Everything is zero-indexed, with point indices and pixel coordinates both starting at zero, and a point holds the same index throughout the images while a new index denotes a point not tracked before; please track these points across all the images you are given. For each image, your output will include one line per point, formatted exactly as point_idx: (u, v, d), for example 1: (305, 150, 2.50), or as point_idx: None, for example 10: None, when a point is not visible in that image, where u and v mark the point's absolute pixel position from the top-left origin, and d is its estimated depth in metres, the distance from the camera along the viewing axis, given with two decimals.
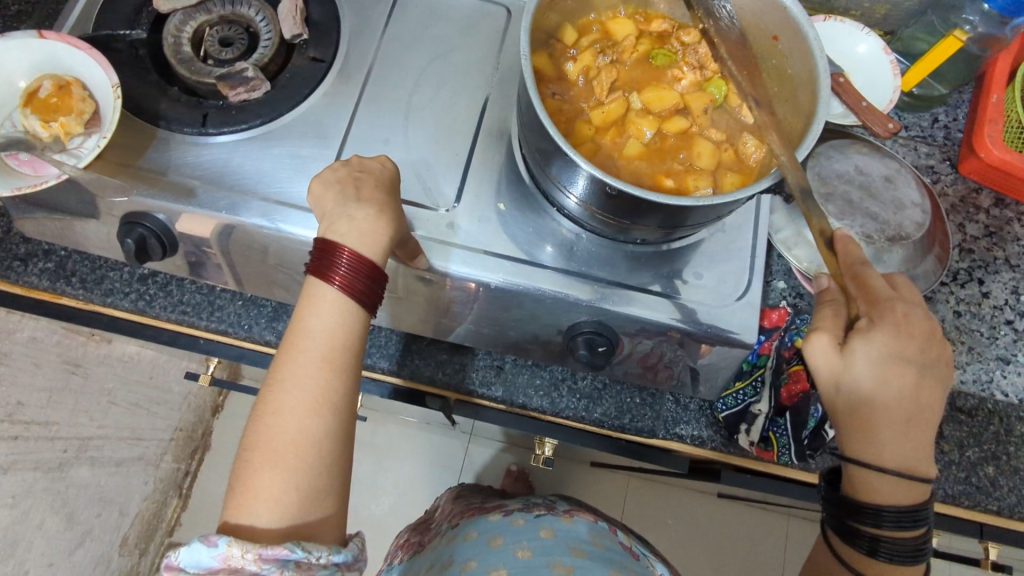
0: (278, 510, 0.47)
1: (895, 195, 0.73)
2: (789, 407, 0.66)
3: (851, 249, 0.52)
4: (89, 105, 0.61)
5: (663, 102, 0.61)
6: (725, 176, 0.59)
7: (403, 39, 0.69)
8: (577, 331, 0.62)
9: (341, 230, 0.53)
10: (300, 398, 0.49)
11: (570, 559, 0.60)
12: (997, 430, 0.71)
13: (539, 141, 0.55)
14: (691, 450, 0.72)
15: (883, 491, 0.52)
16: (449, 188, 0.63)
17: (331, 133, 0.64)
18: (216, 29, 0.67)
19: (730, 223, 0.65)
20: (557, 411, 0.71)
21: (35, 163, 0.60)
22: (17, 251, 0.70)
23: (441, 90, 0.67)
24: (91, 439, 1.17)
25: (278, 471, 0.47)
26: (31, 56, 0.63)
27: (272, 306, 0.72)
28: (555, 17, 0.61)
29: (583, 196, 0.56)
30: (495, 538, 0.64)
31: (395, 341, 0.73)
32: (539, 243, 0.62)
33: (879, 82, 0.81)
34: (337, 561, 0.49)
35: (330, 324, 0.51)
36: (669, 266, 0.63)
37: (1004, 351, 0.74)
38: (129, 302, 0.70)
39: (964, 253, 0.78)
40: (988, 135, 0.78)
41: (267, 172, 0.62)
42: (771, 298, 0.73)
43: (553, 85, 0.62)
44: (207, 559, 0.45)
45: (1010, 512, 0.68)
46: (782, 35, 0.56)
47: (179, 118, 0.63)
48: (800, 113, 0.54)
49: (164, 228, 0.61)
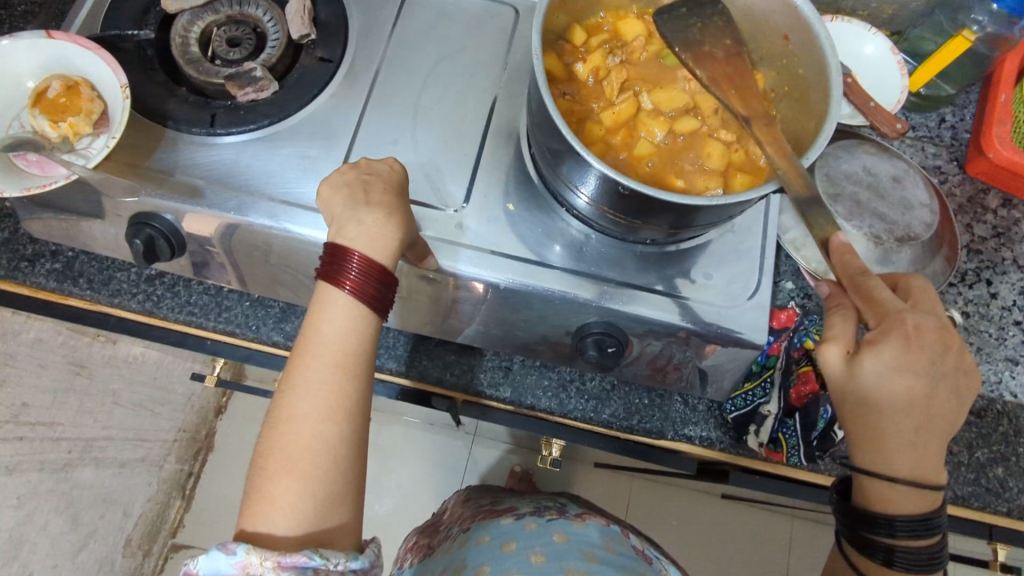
0: (294, 517, 0.47)
1: (903, 196, 0.73)
2: (799, 408, 0.66)
3: (853, 259, 0.49)
4: (98, 106, 0.60)
5: (674, 102, 0.61)
6: (736, 176, 0.59)
7: (410, 39, 0.69)
8: (585, 332, 0.62)
9: (351, 233, 0.53)
10: (313, 405, 0.49)
11: (583, 564, 0.59)
12: (1006, 431, 0.71)
13: (550, 141, 0.54)
14: (700, 451, 0.72)
15: (897, 502, 0.51)
16: (458, 188, 0.63)
17: (339, 133, 0.64)
18: (224, 29, 0.67)
19: (740, 223, 0.65)
20: (565, 412, 0.71)
21: (44, 163, 0.60)
22: (24, 252, 0.70)
23: (449, 91, 0.67)
24: (95, 440, 1.17)
25: (293, 477, 0.47)
26: (38, 56, 0.63)
27: (279, 307, 0.72)
28: (564, 17, 0.61)
29: (595, 195, 0.56)
30: (507, 542, 0.64)
31: (403, 342, 0.72)
32: (548, 243, 0.62)
33: (887, 82, 0.81)
34: (354, 567, 0.49)
35: (341, 329, 0.51)
36: (679, 267, 0.63)
37: (1013, 352, 0.73)
38: (137, 303, 0.70)
39: (972, 253, 0.78)
40: (996, 135, 0.78)
41: (275, 172, 0.62)
42: (779, 299, 0.73)
43: (563, 85, 0.61)
44: (225, 568, 0.45)
45: (1020, 514, 0.68)
46: (793, 34, 0.55)
47: (187, 119, 0.63)
48: (812, 112, 0.54)
49: (172, 228, 0.61)
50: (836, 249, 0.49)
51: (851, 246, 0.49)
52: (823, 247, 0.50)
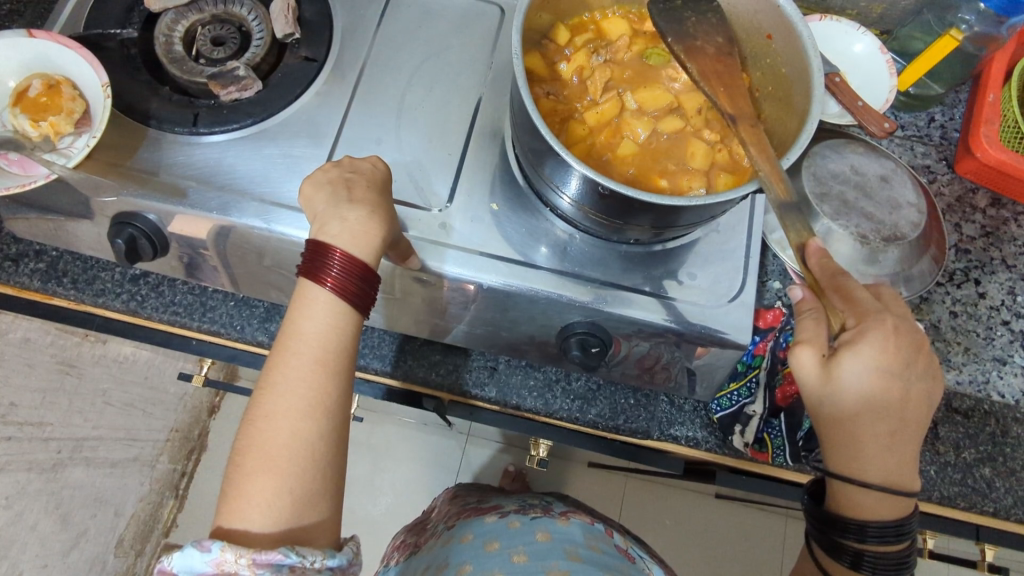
0: (271, 514, 0.47)
1: (891, 195, 0.73)
2: (784, 408, 0.66)
3: (830, 262, 0.50)
4: (79, 105, 0.60)
5: (657, 102, 0.61)
6: (719, 176, 0.59)
7: (395, 38, 0.69)
8: (569, 331, 0.62)
9: (333, 231, 0.52)
10: (292, 402, 0.48)
11: (565, 562, 0.59)
12: (993, 432, 0.71)
13: (531, 141, 0.54)
14: (686, 451, 0.72)
15: (867, 507, 0.51)
16: (442, 188, 0.63)
17: (323, 133, 0.64)
18: (208, 28, 0.67)
19: (724, 222, 0.65)
20: (551, 412, 0.71)
21: (25, 162, 0.59)
22: (8, 251, 0.70)
23: (434, 90, 0.67)
24: (85, 439, 1.17)
25: (272, 475, 0.47)
26: (19, 55, 0.63)
27: (264, 306, 0.71)
28: (547, 17, 0.61)
29: (578, 197, 0.55)
30: (491, 541, 0.64)
31: (389, 341, 0.72)
32: (533, 244, 0.62)
33: (875, 81, 0.81)
34: (332, 565, 0.49)
35: (323, 326, 0.51)
36: (665, 268, 0.62)
37: (1001, 352, 0.73)
38: (121, 302, 0.70)
39: (961, 253, 0.78)
40: (983, 135, 0.78)
41: (259, 172, 0.61)
42: (766, 299, 0.72)
43: (547, 85, 0.62)
44: (200, 565, 0.45)
45: (1006, 514, 0.68)
46: (776, 33, 0.54)
47: (170, 118, 0.62)
48: (794, 111, 0.53)
49: (154, 228, 0.61)
50: (811, 254, 0.49)
51: (824, 251, 0.50)
52: (798, 252, 0.50)
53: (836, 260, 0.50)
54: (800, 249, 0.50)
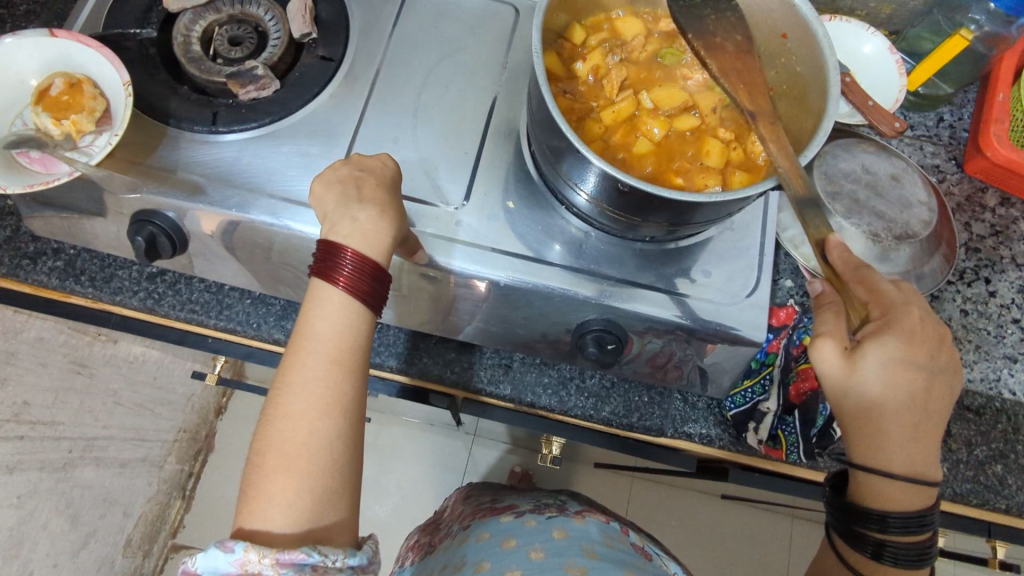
0: (292, 514, 0.47)
1: (901, 194, 0.73)
2: (797, 405, 0.66)
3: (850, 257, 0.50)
4: (100, 104, 0.61)
5: (673, 100, 0.62)
6: (734, 175, 0.59)
7: (412, 38, 0.70)
8: (584, 329, 0.63)
9: (344, 230, 0.53)
10: (310, 401, 0.49)
11: (582, 560, 0.59)
12: (1004, 429, 0.71)
13: (550, 139, 0.55)
14: (699, 448, 0.72)
15: (892, 497, 0.51)
16: (457, 187, 0.63)
17: (339, 132, 0.64)
18: (225, 29, 0.67)
19: (738, 221, 0.65)
20: (565, 410, 0.71)
21: (46, 161, 0.60)
22: (26, 250, 0.70)
23: (449, 89, 0.68)
24: (96, 439, 1.18)
25: (291, 473, 0.47)
26: (41, 54, 0.63)
27: (280, 304, 0.72)
28: (565, 16, 0.62)
29: (595, 194, 0.56)
30: (507, 539, 0.64)
31: (403, 339, 0.73)
32: (548, 241, 0.62)
33: (885, 82, 0.82)
34: (353, 564, 0.49)
35: (336, 325, 0.51)
36: (678, 266, 0.63)
37: (1011, 350, 0.74)
38: (138, 301, 0.71)
39: (970, 252, 0.78)
40: (993, 133, 0.78)
41: (276, 169, 0.62)
42: (778, 298, 0.72)
43: (563, 83, 0.62)
44: (223, 565, 0.45)
45: (1018, 510, 0.68)
46: (791, 33, 0.55)
47: (188, 117, 0.63)
48: (810, 111, 0.54)
49: (174, 226, 0.61)
50: (831, 248, 0.49)
51: (845, 246, 0.50)
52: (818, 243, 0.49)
53: (856, 255, 0.51)
54: (822, 240, 0.49)
